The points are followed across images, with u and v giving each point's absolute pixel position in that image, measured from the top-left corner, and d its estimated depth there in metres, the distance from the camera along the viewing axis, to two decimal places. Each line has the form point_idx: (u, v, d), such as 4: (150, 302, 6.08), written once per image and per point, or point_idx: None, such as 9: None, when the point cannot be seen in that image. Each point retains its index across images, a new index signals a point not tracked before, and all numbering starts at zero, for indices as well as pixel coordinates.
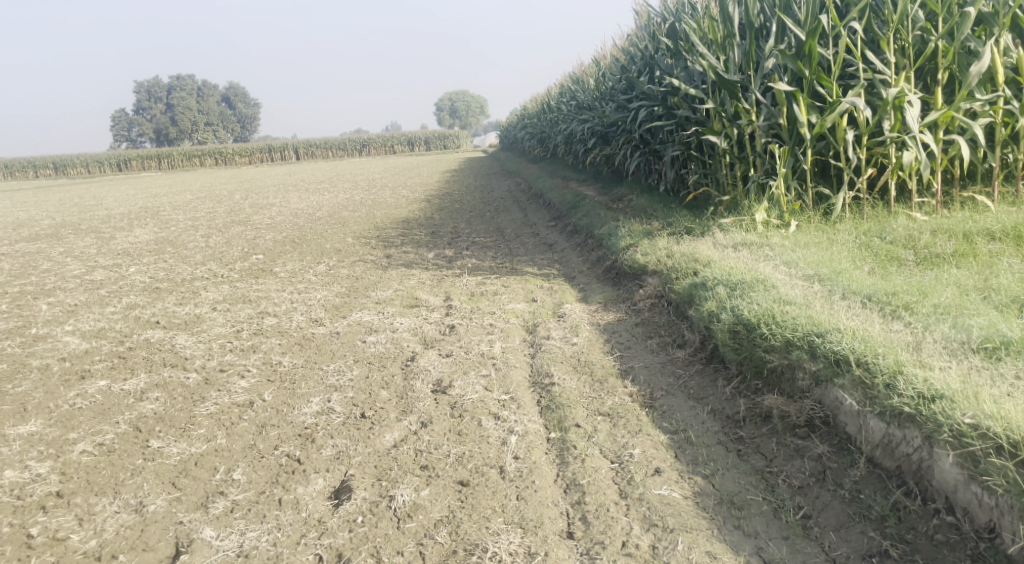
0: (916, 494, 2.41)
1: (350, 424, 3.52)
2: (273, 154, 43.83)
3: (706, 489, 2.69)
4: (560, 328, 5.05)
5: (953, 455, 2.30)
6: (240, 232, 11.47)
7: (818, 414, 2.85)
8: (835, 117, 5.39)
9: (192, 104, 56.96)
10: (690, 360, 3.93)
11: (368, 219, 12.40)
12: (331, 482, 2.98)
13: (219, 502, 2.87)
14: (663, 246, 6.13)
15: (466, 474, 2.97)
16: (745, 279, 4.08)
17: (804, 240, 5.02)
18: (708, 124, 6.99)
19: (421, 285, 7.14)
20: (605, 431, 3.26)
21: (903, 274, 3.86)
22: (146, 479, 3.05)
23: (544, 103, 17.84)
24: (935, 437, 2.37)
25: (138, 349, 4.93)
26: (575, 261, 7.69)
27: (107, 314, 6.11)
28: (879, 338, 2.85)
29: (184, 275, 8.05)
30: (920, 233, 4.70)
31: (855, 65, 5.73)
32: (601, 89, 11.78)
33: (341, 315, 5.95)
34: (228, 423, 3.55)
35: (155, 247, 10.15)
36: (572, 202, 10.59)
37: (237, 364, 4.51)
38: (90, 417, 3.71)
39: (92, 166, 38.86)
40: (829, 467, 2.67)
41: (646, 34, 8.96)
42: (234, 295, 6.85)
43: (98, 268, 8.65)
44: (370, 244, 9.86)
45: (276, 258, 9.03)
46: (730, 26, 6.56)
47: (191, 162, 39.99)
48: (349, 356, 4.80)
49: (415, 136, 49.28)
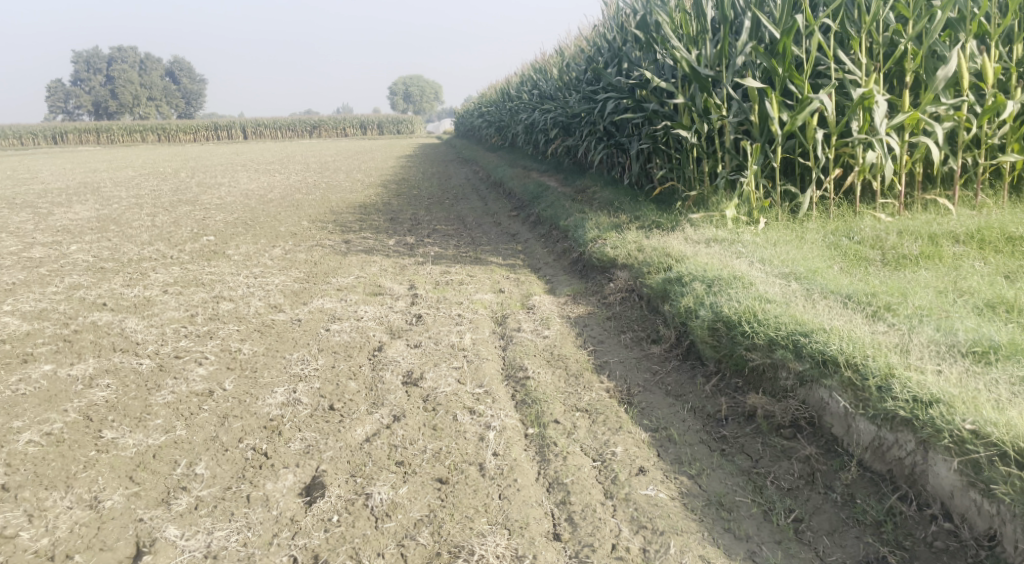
0: (911, 498, 2.42)
1: (318, 417, 3.36)
2: (220, 132, 42.34)
3: (693, 490, 2.66)
4: (530, 321, 4.96)
5: (955, 462, 2.31)
6: (188, 212, 10.98)
7: (803, 414, 2.88)
8: (806, 115, 5.43)
9: (135, 77, 54.61)
10: (665, 356, 3.90)
11: (324, 203, 12.05)
12: (302, 478, 2.83)
13: (182, 498, 2.68)
14: (632, 240, 6.09)
15: (445, 472, 2.86)
16: (722, 275, 4.06)
17: (775, 238, 5.05)
18: (678, 117, 6.98)
19: (383, 272, 6.95)
20: (584, 428, 3.19)
21: (878, 275, 3.90)
22: (101, 472, 2.84)
23: (504, 91, 17.65)
24: (932, 442, 2.39)
25: (85, 332, 4.63)
26: (540, 252, 7.62)
27: (48, 295, 5.74)
28: (865, 339, 2.87)
29: (131, 255, 7.65)
30: (887, 234, 4.77)
31: (826, 65, 5.78)
32: (565, 79, 11.71)
33: (302, 301, 5.73)
34: (188, 414, 3.35)
35: (97, 225, 9.64)
36: (535, 192, 10.51)
37: (194, 351, 4.27)
38: (35, 404, 3.45)
39: (25, 138, 36.90)
40: (818, 469, 2.68)
41: (615, 25, 8.92)
42: (185, 277, 6.53)
43: (37, 245, 8.15)
44: (327, 228, 9.58)
45: (228, 240, 8.68)
46: (703, 20, 6.55)
47: (133, 137, 38.33)
48: (313, 344, 4.60)
49: (369, 119, 48.25)
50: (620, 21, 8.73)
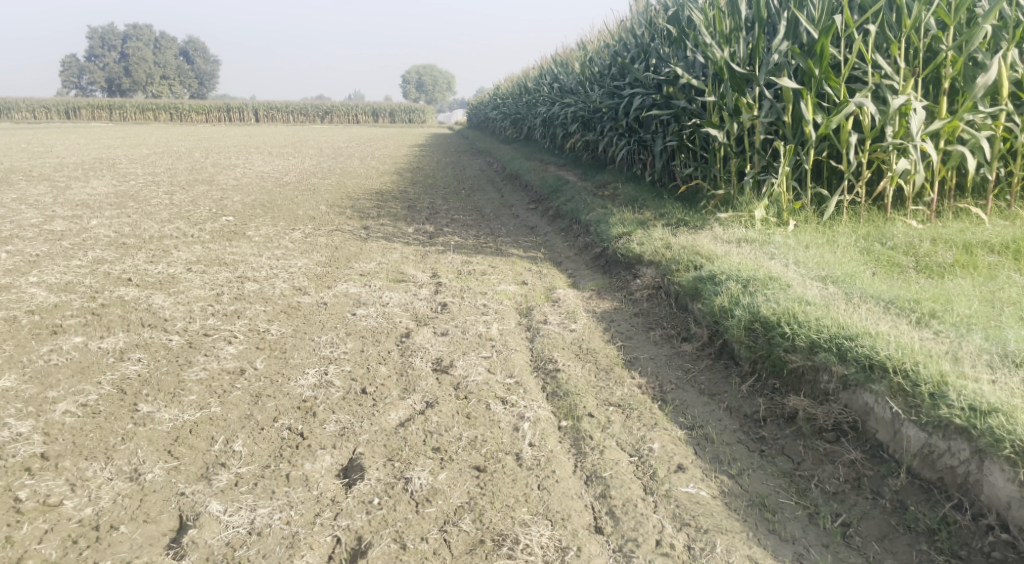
0: (966, 507, 2.42)
1: (351, 400, 3.36)
2: (233, 114, 42.27)
3: (734, 490, 2.67)
4: (556, 313, 4.94)
5: (1015, 473, 2.30)
6: (205, 192, 10.97)
7: (846, 419, 2.87)
8: (841, 118, 5.35)
9: (150, 56, 54.68)
10: (697, 354, 3.88)
11: (341, 188, 12.03)
12: (339, 459, 2.82)
13: (222, 474, 2.68)
14: (659, 237, 6.05)
15: (482, 460, 2.86)
16: (758, 275, 4.02)
17: (806, 240, 5.00)
18: (707, 116, 6.92)
19: (404, 259, 6.93)
20: (619, 423, 3.17)
21: (916, 282, 3.87)
22: (140, 445, 2.84)
23: (522, 82, 17.55)
24: (988, 451, 2.39)
25: (112, 306, 4.63)
26: (561, 245, 7.59)
27: (73, 268, 5.73)
28: (914, 345, 2.87)
29: (151, 232, 7.64)
30: (921, 241, 4.70)
31: (863, 68, 5.68)
32: (588, 73, 11.64)
33: (326, 285, 5.72)
34: (221, 391, 3.35)
35: (116, 201, 9.64)
36: (553, 185, 10.46)
37: (223, 330, 4.27)
38: (69, 374, 3.45)
39: (39, 112, 37.00)
40: (864, 474, 2.69)
41: (643, 21, 8.86)
42: (208, 256, 6.53)
43: (57, 219, 8.16)
44: (345, 214, 9.57)
45: (247, 221, 8.67)
46: (737, 18, 6.48)
47: (146, 116, 38.43)
48: (340, 328, 4.60)
49: (382, 107, 48.14)
50: (650, 17, 8.68)
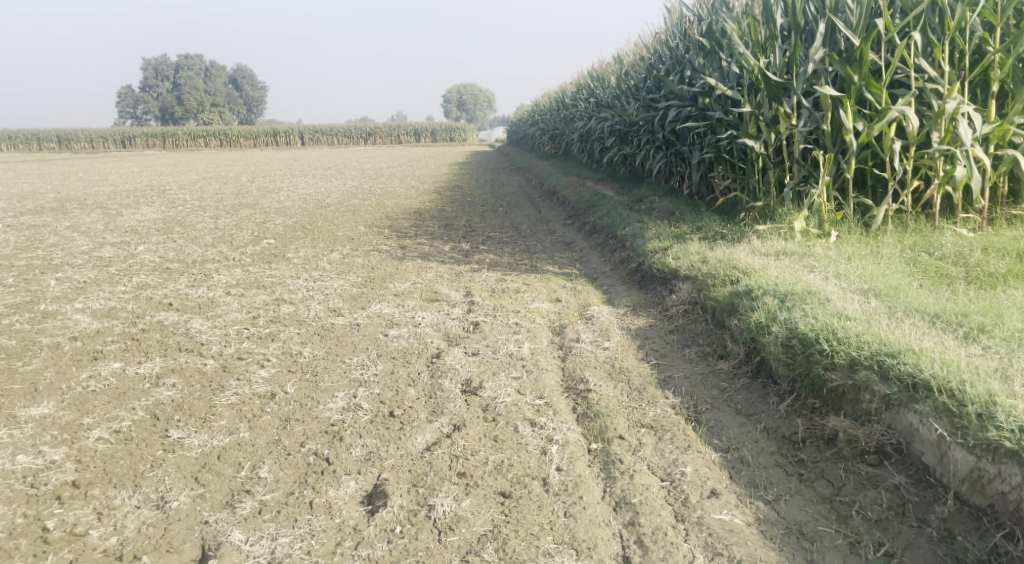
0: (1018, 537, 2.26)
1: (379, 423, 3.34)
2: (278, 138, 43.47)
3: (771, 517, 2.55)
4: (590, 331, 4.85)
5: None
6: (249, 215, 11.25)
7: (889, 440, 2.72)
8: (884, 125, 5.13)
9: (201, 85, 56.83)
10: (734, 373, 3.74)
11: (379, 208, 12.19)
12: (363, 486, 2.79)
13: (246, 501, 2.68)
14: (695, 251, 5.92)
15: (508, 485, 2.80)
16: (796, 289, 3.86)
17: (848, 251, 4.81)
18: (744, 126, 6.75)
19: (439, 278, 6.95)
20: (650, 446, 3.07)
21: (966, 294, 3.67)
22: (167, 472, 2.87)
23: (559, 98, 17.56)
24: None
25: (152, 331, 4.73)
26: (596, 261, 7.51)
27: (118, 294, 5.91)
28: (960, 363, 2.71)
29: (195, 256, 7.85)
30: (971, 250, 4.44)
31: (905, 72, 5.44)
32: (623, 87, 11.57)
33: (360, 306, 5.76)
34: (251, 416, 3.37)
35: (163, 226, 9.96)
36: (590, 200, 10.38)
37: (256, 353, 4.31)
38: (105, 401, 3.52)
39: (96, 142, 38.69)
40: (909, 500, 2.53)
41: (677, 32, 8.76)
42: (247, 279, 6.65)
43: (107, 245, 8.46)
44: (383, 234, 9.67)
45: (288, 243, 8.83)
46: (772, 27, 6.33)
47: (197, 142, 39.85)
48: (372, 349, 4.61)
49: (423, 127, 48.85)
50: (684, 28, 8.57)
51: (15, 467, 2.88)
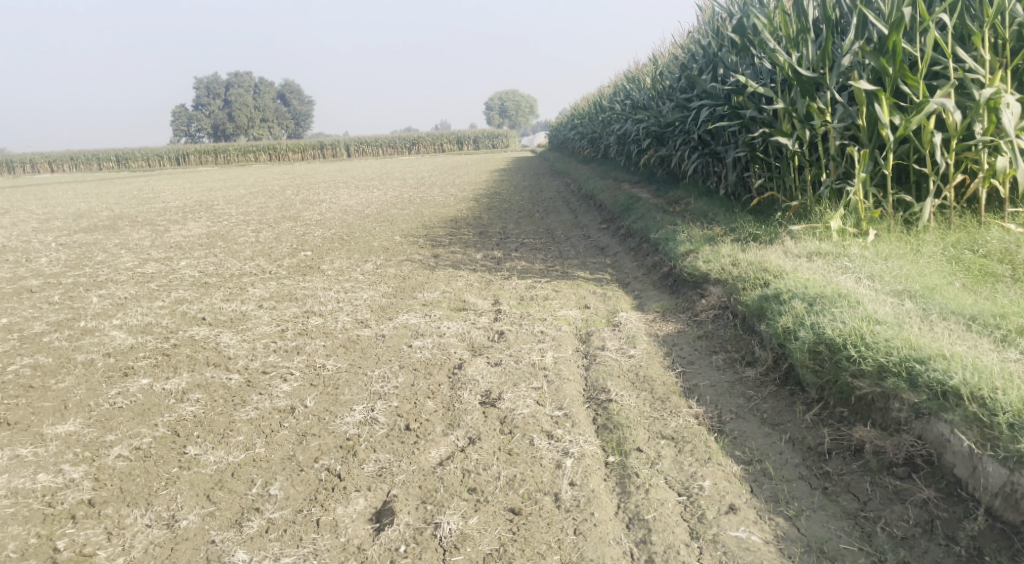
0: None
1: (394, 437, 3.31)
2: (324, 151, 44.38)
3: (790, 534, 2.43)
4: (616, 339, 4.73)
5: None
6: (290, 228, 11.45)
7: (919, 452, 2.55)
8: (921, 118, 4.85)
9: (249, 103, 58.51)
10: (761, 380, 3.60)
11: (416, 217, 12.28)
12: (373, 503, 2.81)
13: (254, 520, 2.74)
14: (727, 253, 5.74)
15: (518, 501, 2.75)
16: (825, 292, 3.69)
17: (886, 250, 4.58)
18: (777, 124, 6.53)
19: (469, 287, 6.92)
20: (669, 458, 2.96)
21: (1008, 294, 3.45)
22: (180, 490, 2.94)
23: (597, 101, 17.40)
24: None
25: (183, 346, 4.82)
26: (628, 266, 7.38)
27: (155, 309, 6.06)
28: (994, 369, 2.53)
29: (233, 270, 8.01)
30: (1018, 246, 4.17)
31: (944, 62, 5.13)
32: (658, 88, 11.38)
33: (387, 317, 5.76)
34: (268, 431, 3.38)
35: (206, 241, 10.22)
36: (625, 204, 10.23)
37: (280, 366, 4.28)
38: (130, 417, 3.59)
39: (152, 161, 40.14)
40: (938, 516, 2.38)
41: (709, 30, 8.57)
42: (281, 292, 6.75)
43: (151, 261, 8.71)
44: (418, 243, 9.72)
45: (323, 255, 8.95)
46: (804, 21, 6.10)
47: (246, 158, 41.00)
48: (395, 361, 4.59)
49: (464, 135, 49.21)
50: (716, 26, 8.36)
51: (37, 486, 2.98)
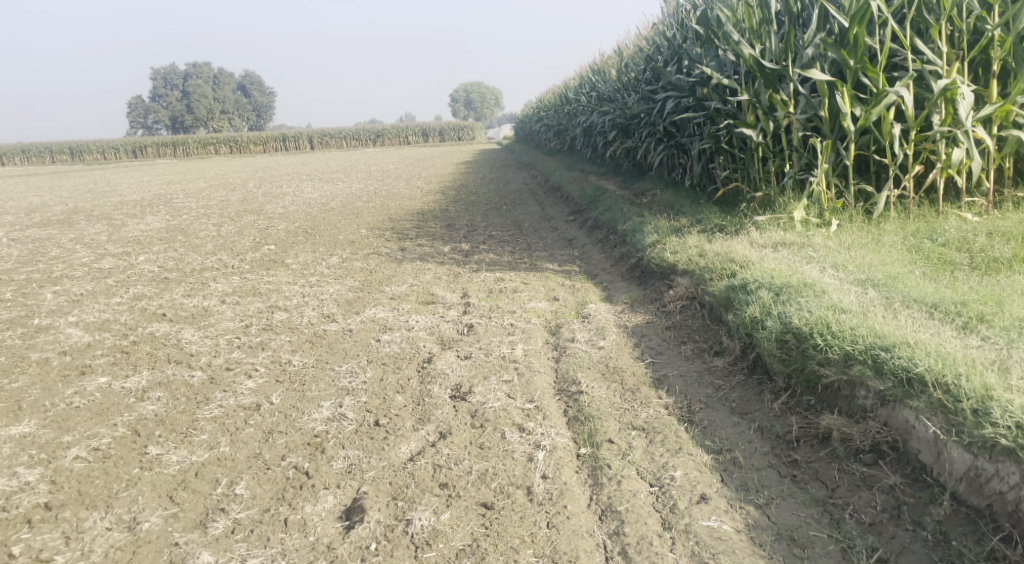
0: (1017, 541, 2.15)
1: (363, 433, 3.26)
2: (286, 143, 43.56)
3: (761, 522, 2.45)
4: (585, 331, 4.74)
5: None
6: (252, 221, 11.20)
7: (885, 438, 2.60)
8: (881, 109, 4.93)
9: (208, 94, 57.12)
10: (729, 370, 3.64)
11: (382, 210, 12.13)
12: (342, 500, 2.77)
13: (219, 520, 2.67)
14: (693, 244, 5.79)
15: (491, 496, 2.73)
16: (791, 282, 3.74)
17: (848, 240, 4.66)
18: (741, 115, 6.59)
19: (437, 280, 6.86)
20: (640, 449, 2.97)
21: (966, 282, 3.53)
22: (142, 491, 2.85)
23: (563, 93, 17.41)
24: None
25: (143, 343, 4.67)
26: (596, 257, 7.40)
27: (112, 306, 5.87)
28: (957, 355, 2.59)
29: (194, 265, 7.80)
30: (975, 235, 4.27)
31: (902, 54, 5.20)
32: (623, 80, 11.41)
33: (354, 311, 5.68)
34: (233, 429, 3.30)
35: (166, 235, 9.94)
36: (592, 196, 10.27)
37: (245, 363, 4.17)
38: (87, 417, 3.47)
39: (107, 153, 38.91)
40: (904, 501, 2.42)
41: (674, 22, 8.61)
42: (244, 287, 6.59)
43: (108, 256, 8.43)
44: (384, 236, 9.60)
45: (288, 249, 8.77)
46: (767, 12, 6.14)
47: (206, 150, 40.05)
48: (363, 356, 4.52)
49: (430, 127, 48.88)
50: (680, 18, 8.40)
51: None
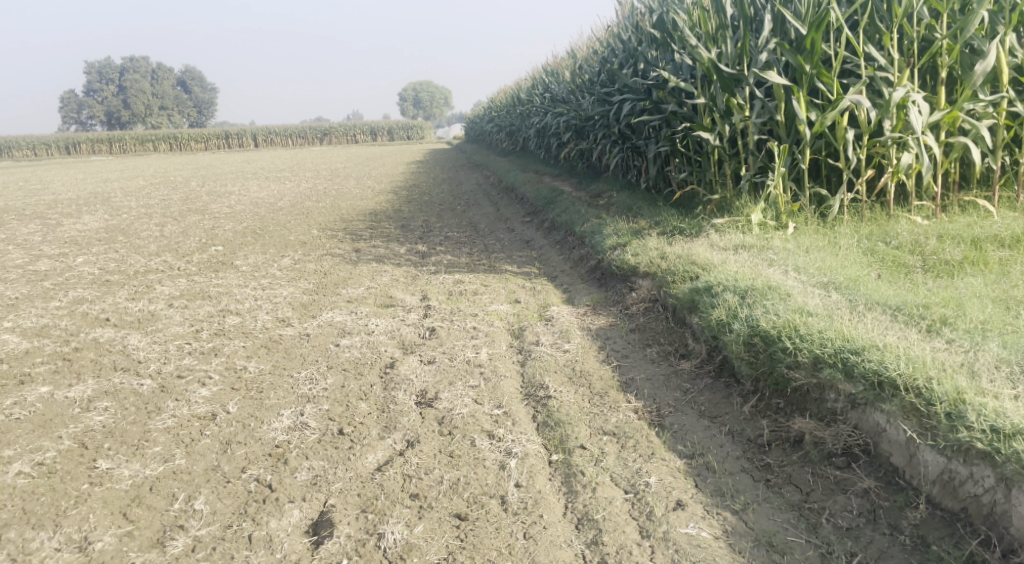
0: (995, 544, 2.19)
1: (327, 442, 3.13)
2: (230, 140, 42.31)
3: (738, 528, 2.45)
4: (549, 334, 4.70)
5: None
6: (197, 221, 10.79)
7: (857, 441, 2.64)
8: (836, 114, 5.05)
9: (147, 88, 55.01)
10: (696, 372, 3.65)
11: (334, 210, 11.86)
12: (309, 514, 2.65)
13: (178, 539, 2.53)
14: (654, 246, 5.82)
15: (464, 506, 2.66)
16: (756, 285, 3.78)
17: (806, 243, 4.76)
18: (698, 119, 6.67)
19: (395, 282, 6.72)
20: (613, 455, 2.94)
21: (922, 284, 3.63)
22: (93, 509, 2.68)
23: (515, 94, 17.37)
24: (1018, 480, 2.16)
25: (86, 350, 4.41)
26: (555, 259, 7.38)
27: (50, 310, 5.54)
28: (926, 359, 2.64)
29: (137, 267, 7.45)
30: (926, 238, 4.40)
31: (855, 61, 5.34)
32: (577, 82, 11.44)
33: (311, 314, 5.50)
34: (188, 440, 3.13)
35: (105, 236, 9.47)
36: (548, 197, 10.26)
37: (197, 370, 3.97)
38: (28, 430, 3.25)
39: (37, 149, 37.04)
40: (880, 505, 2.46)
41: (629, 25, 8.66)
42: (192, 290, 6.31)
43: (42, 258, 7.97)
44: (337, 237, 9.37)
45: (237, 250, 8.47)
46: (723, 17, 6.23)
47: (145, 147, 38.53)
48: (322, 361, 4.37)
49: (380, 126, 48.26)
50: (636, 21, 8.46)
51: None
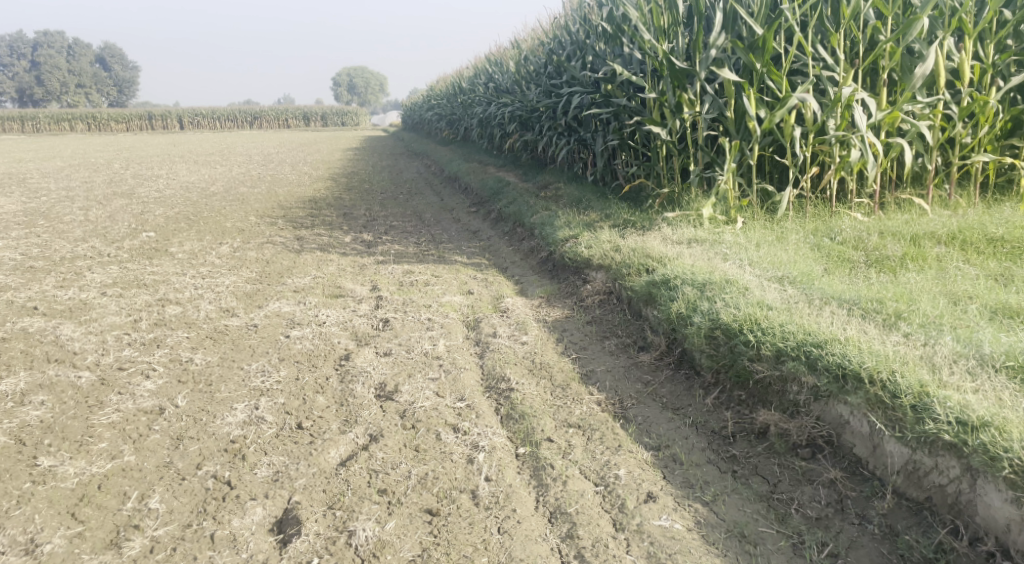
0: (962, 532, 2.29)
1: (285, 437, 3.01)
2: (155, 121, 40.27)
3: (710, 519, 2.50)
4: (506, 325, 4.66)
5: (1008, 492, 2.20)
6: (125, 206, 10.22)
7: (820, 433, 2.75)
8: (785, 112, 5.20)
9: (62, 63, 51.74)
10: (656, 365, 3.69)
11: (272, 197, 11.45)
12: (273, 511, 2.55)
13: (134, 540, 2.40)
14: (607, 239, 5.87)
15: (434, 501, 2.61)
16: (713, 279, 3.85)
17: (756, 238, 4.89)
18: (649, 113, 6.75)
19: (342, 272, 6.54)
20: (581, 448, 2.94)
21: (871, 280, 3.77)
22: (37, 509, 2.53)
23: (457, 82, 17.17)
24: (981, 469, 2.27)
25: (14, 340, 4.12)
26: (505, 250, 7.34)
27: None
28: (888, 352, 2.75)
29: (62, 252, 7.00)
30: (869, 235, 4.59)
31: (803, 60, 5.50)
32: (521, 72, 11.38)
33: (256, 304, 5.28)
34: (136, 436, 2.96)
35: (24, 219, 8.86)
36: (494, 188, 10.19)
37: (139, 362, 3.75)
38: None
39: None
40: (847, 495, 2.55)
41: (578, 17, 8.67)
42: (126, 277, 5.97)
43: None
44: (277, 224, 9.05)
45: (171, 236, 8.07)
46: (675, 13, 6.29)
47: (61, 126, 36.25)
48: (272, 353, 4.19)
49: (315, 111, 46.93)
50: (584, 13, 8.48)
51: None
